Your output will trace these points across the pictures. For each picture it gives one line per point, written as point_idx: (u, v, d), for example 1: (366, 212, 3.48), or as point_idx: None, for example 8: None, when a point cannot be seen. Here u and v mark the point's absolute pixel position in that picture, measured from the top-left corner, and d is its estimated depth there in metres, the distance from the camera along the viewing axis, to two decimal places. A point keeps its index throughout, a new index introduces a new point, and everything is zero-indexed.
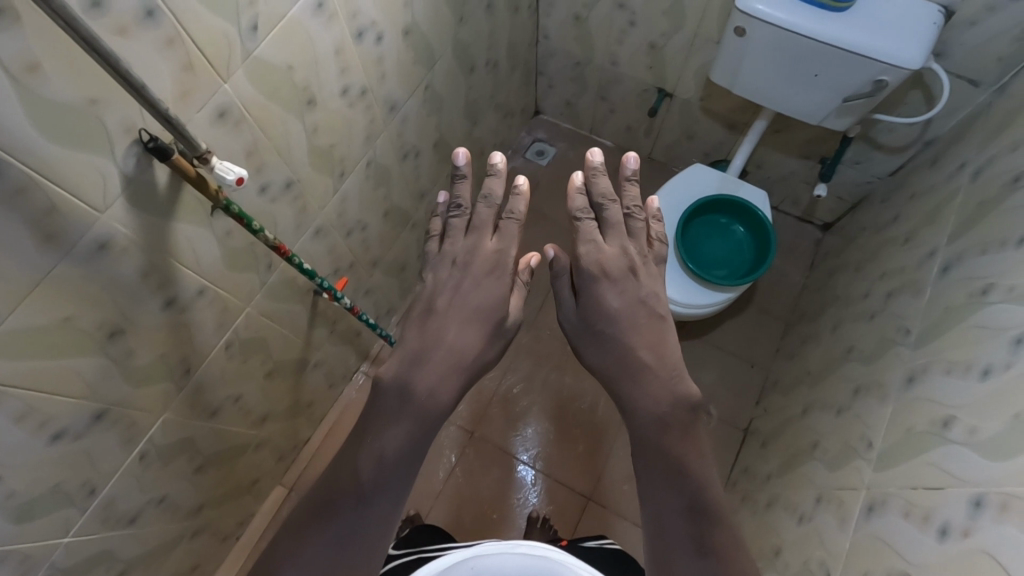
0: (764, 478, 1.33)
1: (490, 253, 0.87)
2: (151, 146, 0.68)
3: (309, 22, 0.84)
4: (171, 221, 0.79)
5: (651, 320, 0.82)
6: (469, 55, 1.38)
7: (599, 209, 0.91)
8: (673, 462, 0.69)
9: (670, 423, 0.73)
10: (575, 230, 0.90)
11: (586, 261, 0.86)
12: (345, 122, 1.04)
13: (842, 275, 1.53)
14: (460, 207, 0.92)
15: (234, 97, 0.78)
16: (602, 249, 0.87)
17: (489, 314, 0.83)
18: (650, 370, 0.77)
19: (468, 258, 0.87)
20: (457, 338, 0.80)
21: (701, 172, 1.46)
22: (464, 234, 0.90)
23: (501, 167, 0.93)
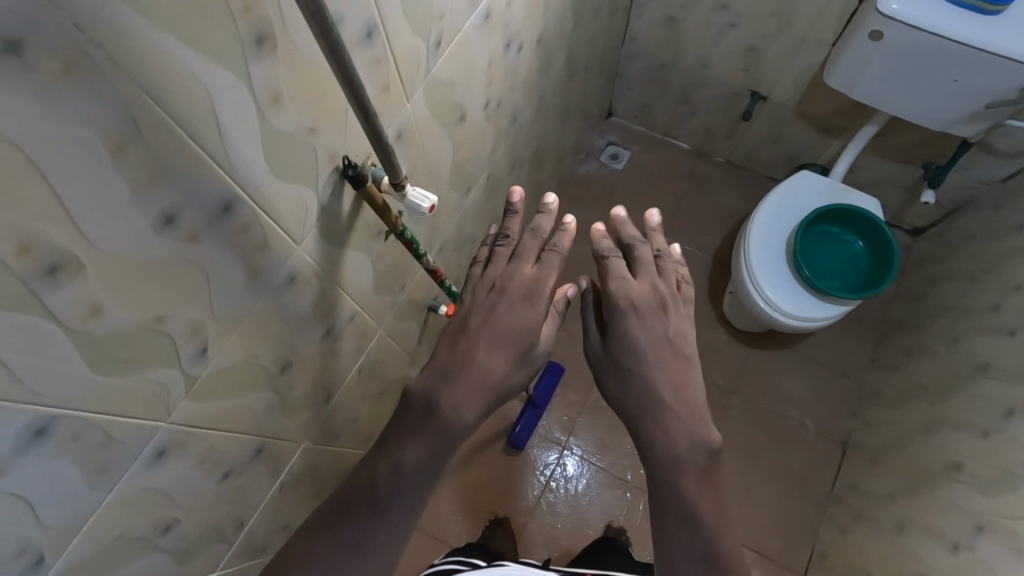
0: (885, 497, 1.28)
1: (526, 279, 0.71)
2: (350, 173, 0.64)
3: (475, 35, 0.80)
4: (344, 248, 0.75)
5: (678, 361, 0.72)
6: (574, 61, 1.33)
7: (628, 250, 0.79)
8: (679, 515, 0.66)
9: (687, 468, 0.67)
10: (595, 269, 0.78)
11: (616, 296, 0.73)
12: (480, 135, 1.00)
13: (949, 284, 1.46)
14: (507, 238, 0.76)
15: (411, 117, 0.74)
16: (633, 284, 0.74)
17: (505, 337, 0.68)
18: (670, 410, 0.69)
19: (505, 282, 0.71)
20: (477, 359, 0.67)
21: (811, 180, 1.42)
22: (506, 262, 0.74)
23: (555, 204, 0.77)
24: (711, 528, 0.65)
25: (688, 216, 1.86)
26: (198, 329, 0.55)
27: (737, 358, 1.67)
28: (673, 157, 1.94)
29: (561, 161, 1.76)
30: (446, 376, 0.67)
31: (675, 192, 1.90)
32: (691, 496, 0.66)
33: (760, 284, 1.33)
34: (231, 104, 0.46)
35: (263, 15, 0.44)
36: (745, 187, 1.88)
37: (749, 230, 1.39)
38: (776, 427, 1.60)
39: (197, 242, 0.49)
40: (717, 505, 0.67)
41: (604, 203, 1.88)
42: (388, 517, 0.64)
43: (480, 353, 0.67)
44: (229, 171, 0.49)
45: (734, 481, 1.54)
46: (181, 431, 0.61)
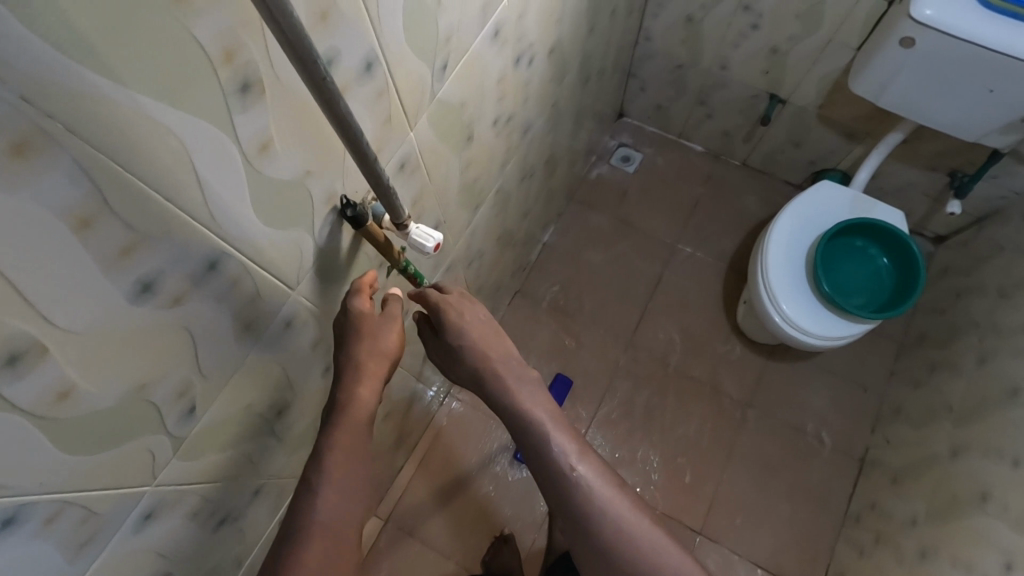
0: (907, 522, 1.23)
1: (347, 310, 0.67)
2: (350, 214, 0.59)
3: (485, 53, 0.74)
4: (344, 284, 0.70)
5: (485, 318, 0.72)
6: (588, 66, 1.27)
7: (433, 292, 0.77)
8: (539, 455, 0.69)
9: (525, 405, 0.70)
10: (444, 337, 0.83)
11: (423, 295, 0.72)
12: (490, 153, 0.94)
13: (977, 298, 1.39)
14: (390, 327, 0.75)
15: (416, 145, 0.69)
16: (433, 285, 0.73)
17: (357, 327, 0.65)
18: (497, 363, 0.70)
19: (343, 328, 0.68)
20: (355, 354, 0.65)
21: (835, 191, 1.36)
22: None
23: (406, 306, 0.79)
24: (564, 445, 0.69)
25: (702, 221, 1.80)
26: (185, 390, 0.51)
27: (752, 371, 1.62)
28: (687, 160, 1.88)
29: (573, 165, 1.70)
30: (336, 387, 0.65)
31: (689, 195, 1.83)
32: (544, 434, 0.69)
33: (776, 297, 1.28)
34: (214, 158, 0.41)
35: (248, 61, 0.39)
36: (762, 192, 1.82)
37: (768, 242, 1.33)
38: (793, 442, 1.55)
39: (180, 305, 0.45)
40: (559, 415, 0.71)
41: (616, 208, 1.83)
42: (322, 513, 0.60)
43: (358, 352, 0.65)
44: (214, 228, 0.45)
45: (749, 498, 1.50)
46: (170, 491, 0.58)
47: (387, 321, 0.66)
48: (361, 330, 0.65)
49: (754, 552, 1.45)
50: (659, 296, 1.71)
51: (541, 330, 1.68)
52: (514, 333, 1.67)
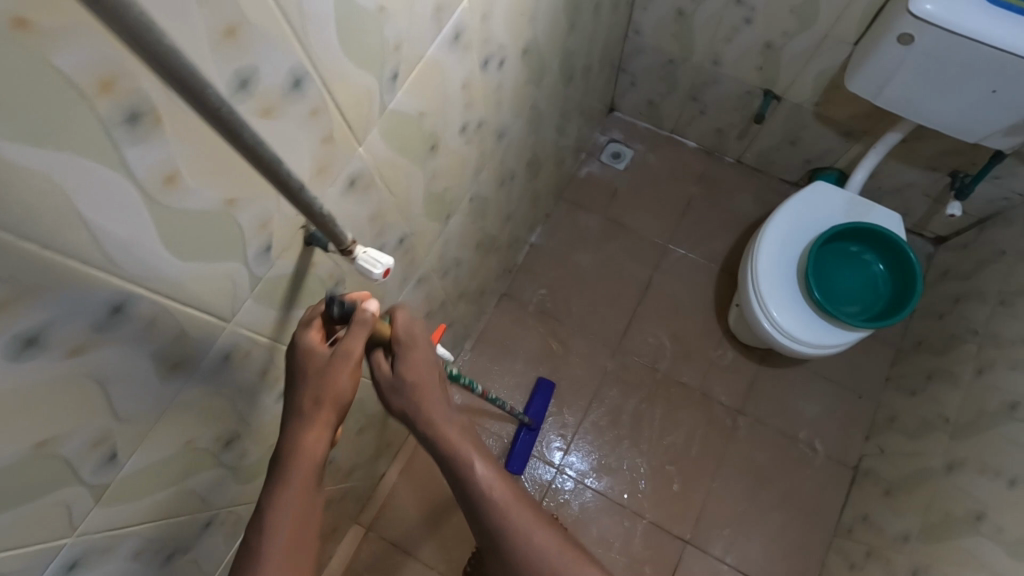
0: (899, 538, 1.20)
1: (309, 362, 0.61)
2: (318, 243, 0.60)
3: (444, 59, 0.69)
4: (293, 309, 0.66)
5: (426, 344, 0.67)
6: (571, 64, 1.22)
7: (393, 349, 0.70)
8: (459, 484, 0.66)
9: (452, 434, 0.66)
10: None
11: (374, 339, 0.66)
12: (460, 161, 0.90)
13: (976, 304, 1.34)
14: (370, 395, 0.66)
15: (369, 160, 0.64)
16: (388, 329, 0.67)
17: (304, 364, 0.59)
18: (433, 391, 0.67)
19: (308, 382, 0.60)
20: (305, 395, 0.59)
21: (830, 192, 1.30)
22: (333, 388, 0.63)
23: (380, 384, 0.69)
24: (485, 475, 0.66)
25: (695, 221, 1.75)
26: (101, 440, 0.47)
27: (744, 377, 1.58)
28: (680, 157, 1.82)
29: (561, 164, 1.65)
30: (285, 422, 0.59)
31: (682, 194, 1.78)
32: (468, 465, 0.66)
33: (766, 303, 1.23)
34: (103, 197, 0.37)
35: (136, 89, 0.35)
36: (757, 191, 1.76)
37: (758, 246, 1.28)
38: (785, 450, 1.51)
39: (81, 356, 0.41)
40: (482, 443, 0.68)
41: (607, 208, 1.78)
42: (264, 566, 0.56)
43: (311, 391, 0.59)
44: (114, 270, 0.40)
45: (739, 508, 1.46)
46: (98, 538, 0.54)
47: (337, 360, 0.58)
48: (307, 371, 0.59)
49: (744, 563, 1.41)
50: (649, 299, 1.67)
51: (527, 334, 1.64)
52: (500, 337, 1.64)
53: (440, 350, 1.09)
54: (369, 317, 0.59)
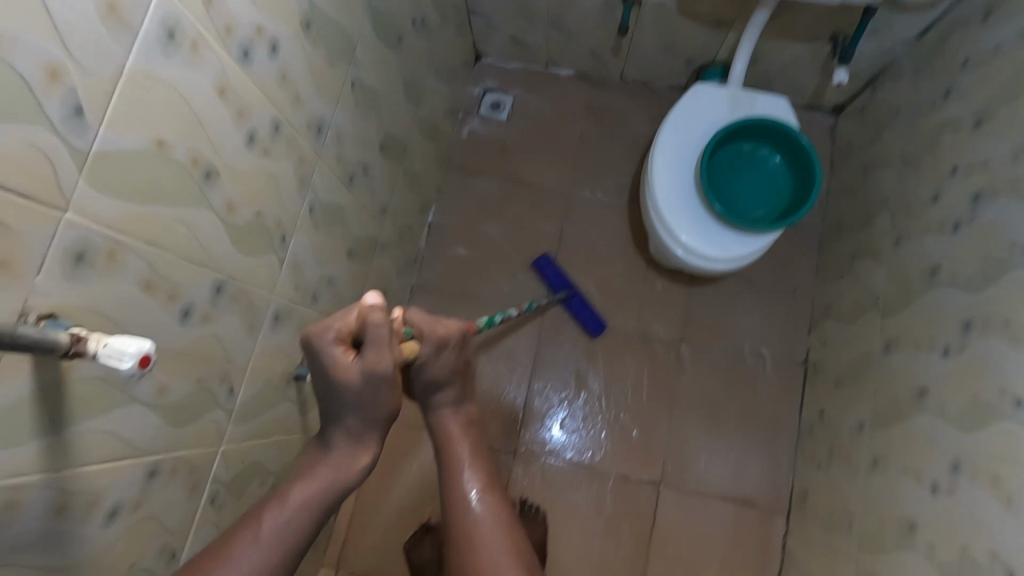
0: (856, 427, 1.16)
1: (331, 340, 0.69)
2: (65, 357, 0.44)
3: (164, 65, 0.54)
4: (69, 425, 0.53)
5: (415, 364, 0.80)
6: (393, 24, 1.06)
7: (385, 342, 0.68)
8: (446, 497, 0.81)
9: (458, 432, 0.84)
10: (465, 421, 0.85)
11: (377, 346, 0.67)
12: (268, 178, 0.76)
13: (883, 170, 1.28)
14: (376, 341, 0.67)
15: (93, 224, 0.50)
16: (377, 353, 0.67)
17: (338, 381, 0.69)
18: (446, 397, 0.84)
19: (333, 378, 0.69)
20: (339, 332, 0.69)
21: (713, 92, 1.19)
22: (349, 368, 0.68)
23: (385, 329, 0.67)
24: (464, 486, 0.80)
25: (593, 155, 1.64)
26: None
27: (679, 303, 1.51)
28: (561, 90, 1.69)
29: (435, 133, 1.50)
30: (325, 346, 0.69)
31: (573, 130, 1.66)
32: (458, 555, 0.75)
33: (675, 231, 1.13)
34: None
35: None
36: (649, 107, 1.66)
37: (650, 171, 1.17)
38: (735, 367, 1.46)
39: None
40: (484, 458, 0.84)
41: (499, 165, 1.65)
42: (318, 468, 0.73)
43: (340, 414, 0.72)
44: None
45: (704, 437, 1.42)
46: None
47: (369, 385, 0.69)
48: (341, 389, 0.69)
49: (718, 487, 1.39)
50: (566, 250, 1.57)
51: (450, 321, 1.53)
52: None
53: None
54: (382, 329, 0.67)
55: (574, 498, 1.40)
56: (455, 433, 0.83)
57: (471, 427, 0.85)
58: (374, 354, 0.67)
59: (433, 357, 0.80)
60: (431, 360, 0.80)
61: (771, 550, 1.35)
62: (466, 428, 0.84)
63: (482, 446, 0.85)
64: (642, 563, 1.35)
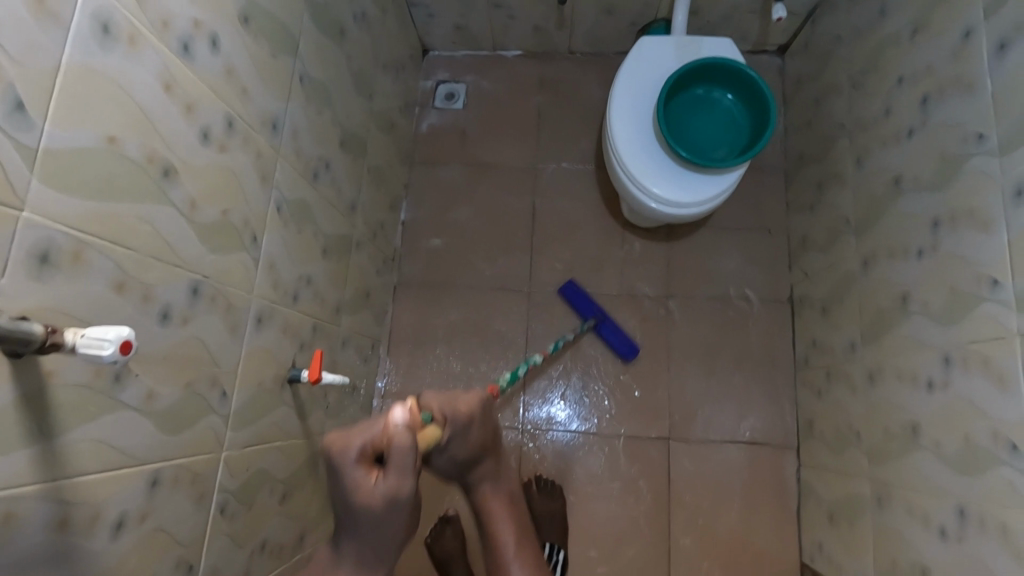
0: (847, 347, 1.18)
1: (349, 467, 0.59)
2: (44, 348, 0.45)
3: (103, 59, 0.54)
4: (56, 431, 0.52)
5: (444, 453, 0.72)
6: (333, 18, 1.06)
7: (408, 465, 0.58)
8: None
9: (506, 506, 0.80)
10: (507, 497, 0.81)
11: (399, 471, 0.58)
12: (228, 174, 0.75)
13: (834, 97, 1.31)
14: (392, 469, 0.58)
15: (54, 223, 0.49)
16: (387, 486, 0.58)
17: (358, 505, 0.59)
18: (484, 473, 0.78)
19: (347, 499, 0.59)
20: (353, 453, 0.60)
21: (660, 43, 1.21)
22: (365, 492, 0.59)
23: (410, 435, 0.59)
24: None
25: (553, 130, 1.65)
26: None
27: (659, 260, 1.53)
28: (512, 71, 1.70)
29: (393, 128, 1.50)
30: (338, 467, 0.60)
31: (530, 108, 1.67)
32: None
33: (645, 184, 1.14)
34: None
35: None
36: (600, 75, 1.67)
37: (610, 128, 1.18)
38: (723, 313, 1.48)
39: None
40: (530, 543, 0.79)
41: (462, 153, 1.65)
42: None
43: (356, 533, 0.61)
44: None
45: (704, 386, 1.44)
46: None
47: (389, 508, 0.59)
48: (358, 511, 0.59)
49: (724, 432, 1.40)
50: (541, 226, 1.58)
51: (438, 313, 1.53)
52: (411, 330, 1.52)
53: (325, 377, 0.96)
54: (406, 452, 0.58)
55: (586, 465, 1.40)
56: (498, 511, 0.79)
57: (518, 514, 0.80)
58: (393, 478, 0.58)
59: (462, 437, 0.73)
60: (458, 441, 0.72)
61: (786, 485, 1.36)
62: (509, 504, 0.80)
63: (523, 522, 0.80)
64: (664, 520, 1.36)
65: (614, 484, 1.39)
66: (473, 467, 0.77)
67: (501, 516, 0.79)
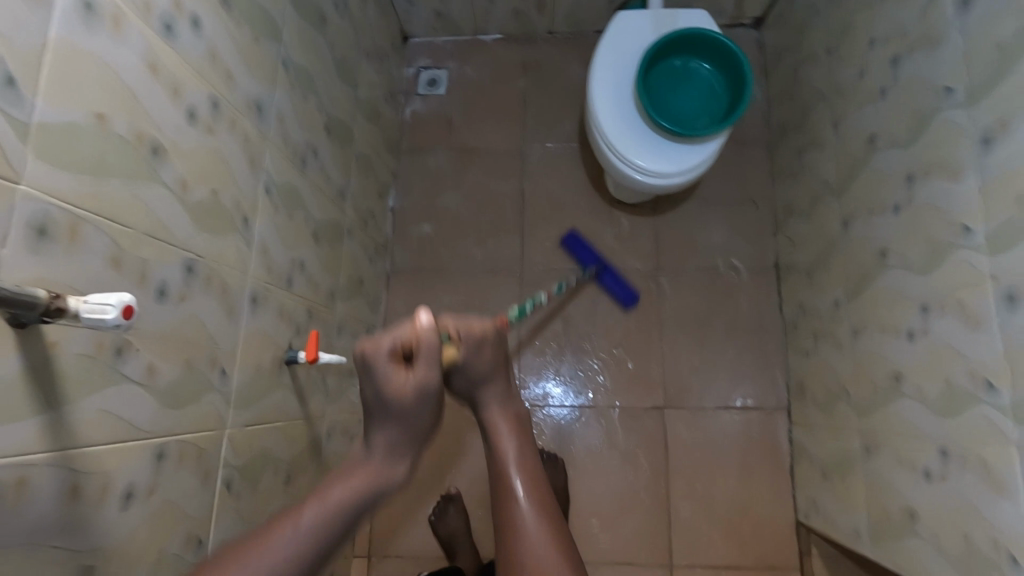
0: (833, 307, 1.21)
1: (381, 360, 0.66)
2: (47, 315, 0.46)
3: (89, 37, 0.55)
4: (63, 401, 0.53)
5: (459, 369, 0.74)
6: (313, 4, 1.07)
7: (433, 361, 0.66)
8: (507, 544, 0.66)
9: (512, 426, 0.75)
10: (514, 411, 0.77)
11: (427, 364, 0.66)
12: (217, 156, 0.76)
13: (810, 64, 1.33)
14: (420, 361, 0.66)
15: (48, 196, 0.51)
16: (417, 375, 0.66)
17: (389, 398, 0.66)
18: (493, 390, 0.76)
19: (381, 393, 0.66)
20: (384, 352, 0.67)
21: (635, 18, 1.23)
22: (392, 383, 0.66)
23: (432, 334, 0.66)
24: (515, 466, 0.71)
25: (537, 111, 1.67)
26: None
27: (647, 234, 1.55)
28: (494, 55, 1.71)
29: (378, 116, 1.51)
30: (370, 359, 0.67)
31: (513, 91, 1.69)
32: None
33: (629, 157, 1.16)
34: None
35: None
36: (581, 55, 1.69)
37: (592, 104, 1.20)
38: (711, 283, 1.51)
39: None
40: (524, 431, 0.76)
41: (448, 139, 1.67)
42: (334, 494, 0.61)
43: (383, 421, 0.66)
44: None
45: (696, 355, 1.46)
46: None
47: (420, 398, 0.66)
48: (390, 401, 0.65)
49: (718, 399, 1.43)
50: (529, 206, 1.60)
51: (431, 296, 1.55)
52: (406, 315, 1.54)
53: (322, 356, 0.97)
54: (433, 344, 0.66)
55: (584, 437, 1.43)
56: (501, 425, 0.75)
57: (520, 423, 0.76)
58: (422, 370, 0.66)
59: (473, 356, 0.74)
60: (470, 357, 0.74)
61: (780, 448, 1.40)
62: (515, 421, 0.76)
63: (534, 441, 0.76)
64: (662, 487, 1.39)
65: (612, 455, 1.41)
66: (481, 385, 0.75)
67: (512, 431, 0.75)
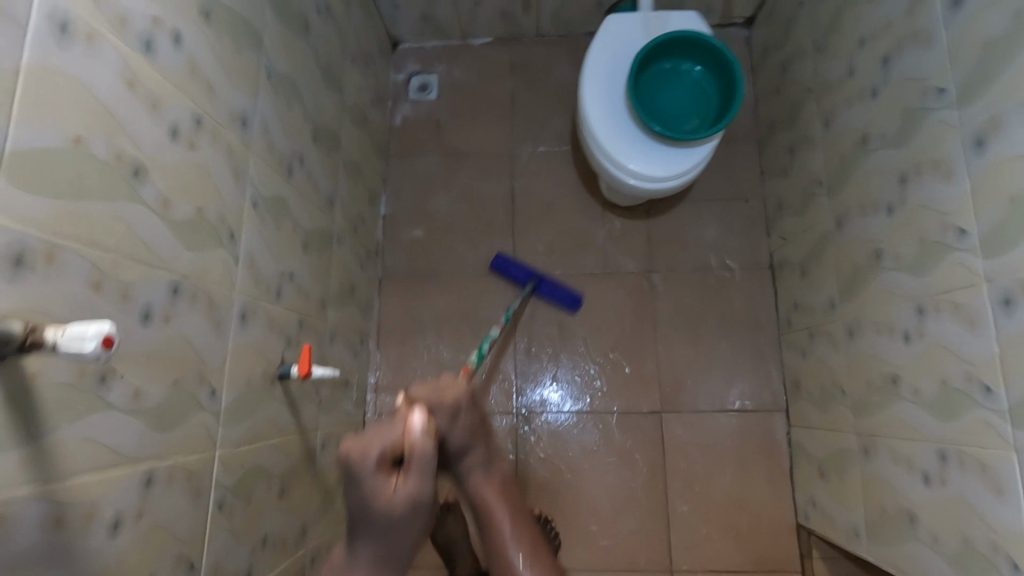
0: (827, 307, 1.21)
1: (371, 471, 0.65)
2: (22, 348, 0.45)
3: (62, 58, 0.53)
4: (44, 433, 0.52)
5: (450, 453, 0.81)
6: (296, 11, 1.06)
7: (425, 472, 0.67)
8: None
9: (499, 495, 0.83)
10: (500, 484, 0.84)
11: (416, 476, 0.66)
12: (200, 172, 0.75)
13: (800, 61, 1.33)
14: (411, 473, 0.66)
15: (24, 224, 0.49)
16: (410, 490, 0.66)
17: (379, 510, 0.65)
18: (474, 456, 0.82)
19: (366, 504, 0.65)
20: (373, 458, 0.65)
21: (624, 20, 1.22)
22: (380, 495, 0.65)
23: (426, 441, 0.67)
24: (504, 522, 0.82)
25: (527, 113, 1.65)
26: None
27: (640, 236, 1.54)
28: (482, 57, 1.70)
29: (367, 122, 1.50)
30: (356, 469, 0.65)
31: (502, 94, 1.67)
32: None
33: (621, 161, 1.15)
34: None
35: None
36: (570, 55, 1.68)
37: (583, 107, 1.19)
38: (706, 283, 1.50)
39: None
40: (504, 489, 0.85)
41: (438, 143, 1.65)
42: None
43: (369, 534, 0.66)
44: None
45: (691, 357, 1.46)
46: None
47: (409, 510, 0.66)
48: (378, 515, 0.65)
49: (714, 400, 1.43)
50: (521, 210, 1.58)
51: (425, 303, 1.53)
52: (399, 323, 1.53)
53: (313, 370, 0.96)
54: (427, 453, 0.67)
55: (581, 441, 1.42)
56: (494, 504, 0.83)
57: (505, 489, 0.85)
58: (413, 485, 0.66)
59: (451, 426, 0.79)
60: (449, 428, 0.79)
61: (777, 448, 1.39)
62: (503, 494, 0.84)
63: (516, 504, 0.85)
64: (661, 489, 1.38)
65: (609, 458, 1.41)
66: (461, 454, 0.81)
67: (496, 495, 0.83)
